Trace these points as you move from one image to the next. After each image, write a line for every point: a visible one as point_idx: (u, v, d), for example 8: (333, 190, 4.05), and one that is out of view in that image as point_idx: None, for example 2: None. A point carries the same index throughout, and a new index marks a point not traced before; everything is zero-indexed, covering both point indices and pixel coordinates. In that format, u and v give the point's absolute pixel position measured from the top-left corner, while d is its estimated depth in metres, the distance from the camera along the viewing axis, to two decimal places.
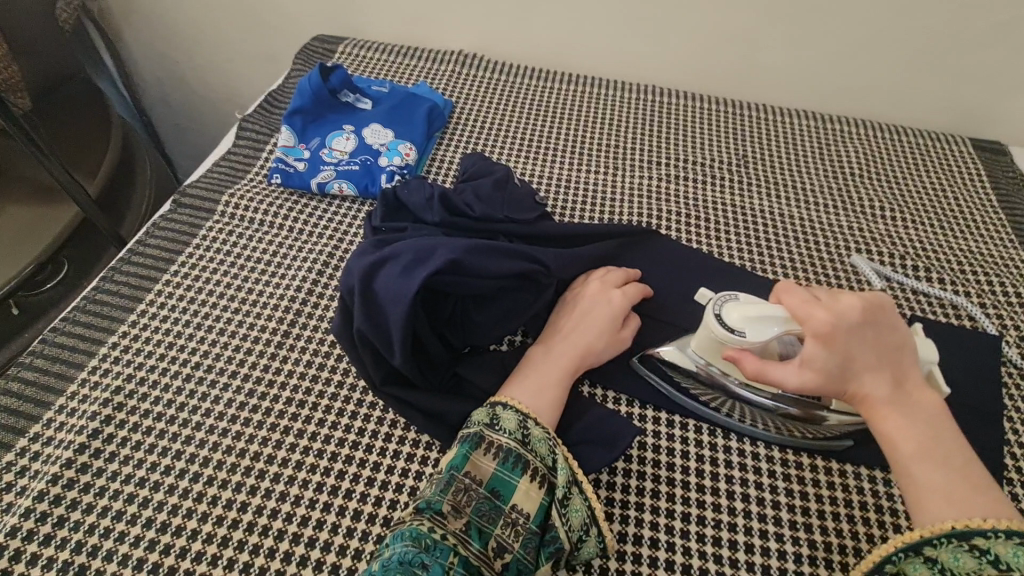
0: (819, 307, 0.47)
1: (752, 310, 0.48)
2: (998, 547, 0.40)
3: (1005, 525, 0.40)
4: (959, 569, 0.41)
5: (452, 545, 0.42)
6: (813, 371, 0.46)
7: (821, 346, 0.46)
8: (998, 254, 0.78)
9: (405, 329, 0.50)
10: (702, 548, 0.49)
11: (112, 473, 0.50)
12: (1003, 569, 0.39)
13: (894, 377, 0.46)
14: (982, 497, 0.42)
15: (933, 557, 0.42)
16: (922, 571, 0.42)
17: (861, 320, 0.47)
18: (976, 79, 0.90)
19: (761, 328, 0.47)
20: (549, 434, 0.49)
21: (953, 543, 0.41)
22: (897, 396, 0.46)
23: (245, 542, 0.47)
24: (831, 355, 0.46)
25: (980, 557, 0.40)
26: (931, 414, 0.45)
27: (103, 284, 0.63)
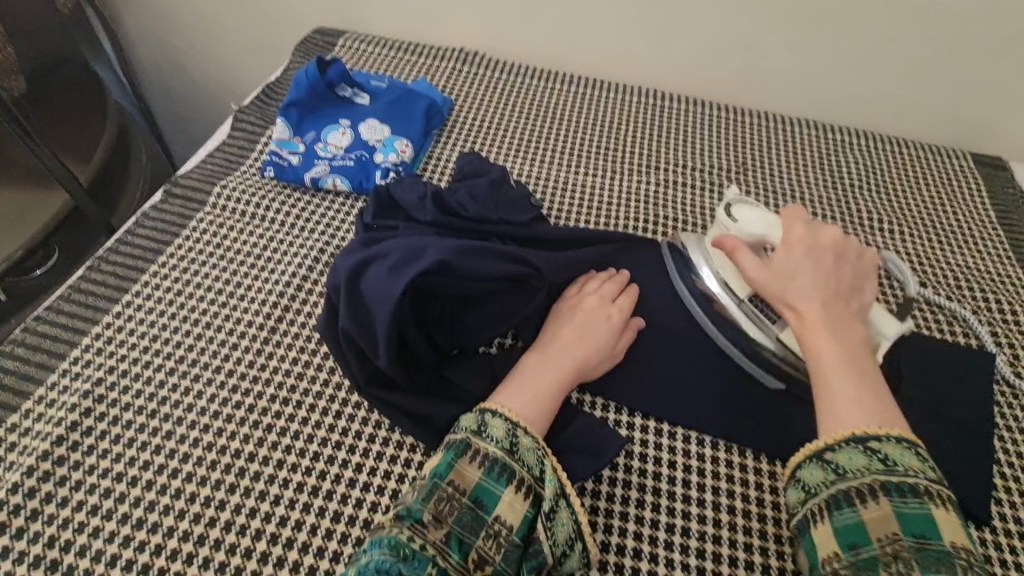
0: (797, 227, 0.54)
1: (758, 214, 0.58)
2: (889, 449, 0.42)
3: (897, 434, 0.43)
4: (852, 466, 0.43)
5: (432, 556, 0.41)
6: (767, 273, 0.52)
7: (784, 253, 0.52)
8: (994, 269, 0.77)
9: (392, 329, 0.50)
10: (686, 561, 0.49)
11: (88, 467, 0.49)
12: (889, 465, 0.42)
13: (835, 303, 0.50)
14: (885, 412, 0.45)
15: (832, 460, 0.44)
16: (817, 475, 0.44)
17: (825, 250, 0.52)
18: (978, 94, 0.90)
19: (753, 223, 0.57)
20: (537, 443, 0.48)
21: (852, 444, 0.43)
22: (830, 316, 0.49)
23: (222, 541, 0.46)
24: (786, 265, 0.52)
25: (873, 456, 0.42)
26: (859, 344, 0.49)
27: (89, 273, 0.62)
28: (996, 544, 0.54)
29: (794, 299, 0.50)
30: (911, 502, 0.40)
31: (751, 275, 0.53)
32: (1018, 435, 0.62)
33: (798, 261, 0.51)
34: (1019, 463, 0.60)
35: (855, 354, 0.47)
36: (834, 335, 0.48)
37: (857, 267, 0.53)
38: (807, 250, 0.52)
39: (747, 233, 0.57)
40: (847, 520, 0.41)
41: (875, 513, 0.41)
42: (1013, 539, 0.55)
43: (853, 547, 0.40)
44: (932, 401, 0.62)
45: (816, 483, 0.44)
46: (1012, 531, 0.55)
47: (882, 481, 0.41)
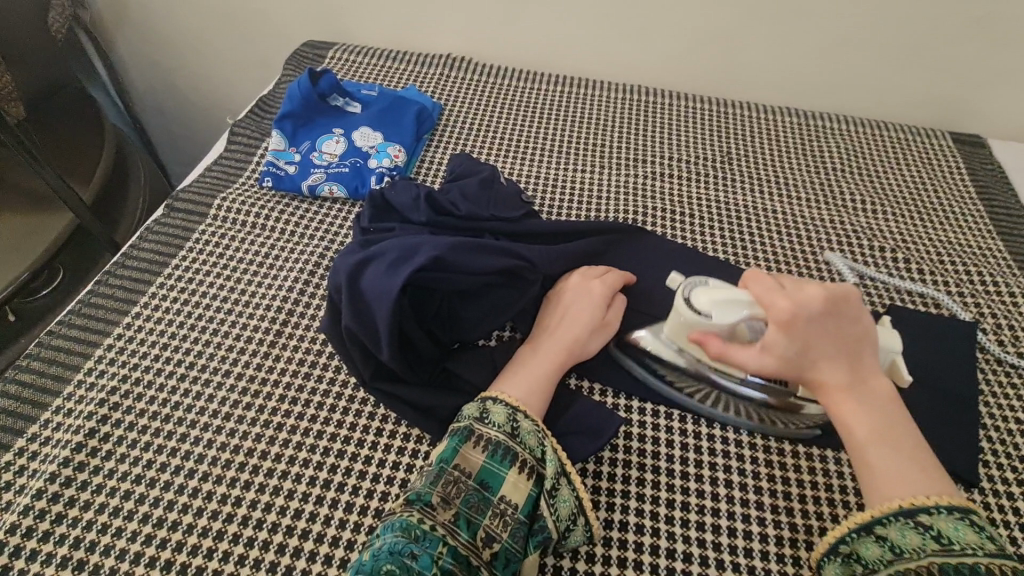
0: (781, 299, 0.50)
1: (722, 294, 0.52)
2: (942, 523, 0.43)
3: (947, 502, 0.43)
4: (905, 544, 0.43)
5: (442, 535, 0.44)
6: (774, 358, 0.49)
7: (782, 333, 0.49)
8: (976, 244, 0.80)
9: (392, 325, 0.52)
10: (687, 533, 0.51)
11: (108, 471, 0.51)
12: (946, 544, 0.42)
13: (852, 365, 0.49)
14: (930, 475, 0.45)
15: (885, 536, 0.44)
16: (874, 551, 0.44)
17: (821, 313, 0.49)
18: (952, 75, 0.92)
19: (728, 311, 0.51)
20: (538, 427, 0.50)
21: (901, 520, 0.44)
22: (852, 385, 0.48)
23: (240, 535, 0.48)
24: (791, 344, 0.49)
25: (925, 533, 0.43)
26: (885, 400, 0.48)
27: (98, 287, 0.64)
28: (985, 505, 0.56)
29: (812, 375, 0.49)
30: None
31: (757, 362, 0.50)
32: (1003, 400, 0.64)
33: (802, 336, 0.49)
34: (1006, 427, 0.62)
35: (886, 420, 0.47)
36: (862, 404, 0.48)
37: (857, 315, 0.50)
38: (805, 321, 0.49)
39: (724, 323, 0.51)
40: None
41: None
42: (1002, 499, 0.57)
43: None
44: (919, 372, 0.64)
45: (875, 560, 0.44)
46: (1001, 491, 0.57)
47: (939, 563, 0.41)
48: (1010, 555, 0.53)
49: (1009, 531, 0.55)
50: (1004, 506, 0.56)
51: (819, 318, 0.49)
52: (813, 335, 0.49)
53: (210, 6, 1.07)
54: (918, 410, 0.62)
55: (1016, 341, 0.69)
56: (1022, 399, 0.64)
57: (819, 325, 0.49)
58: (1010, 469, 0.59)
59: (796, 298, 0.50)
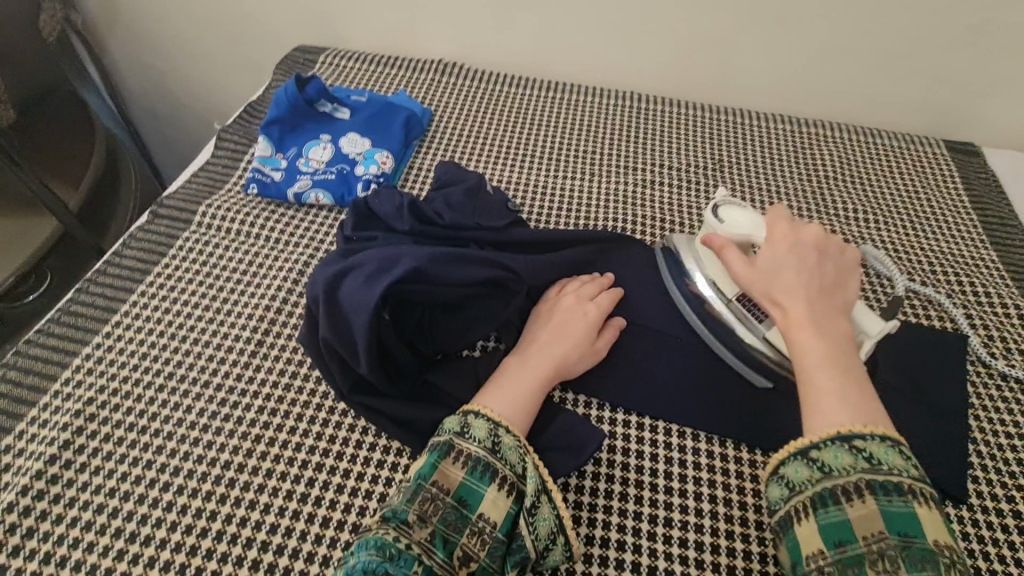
0: (780, 226, 0.54)
1: (743, 216, 0.58)
2: (874, 447, 0.43)
3: (882, 431, 0.44)
4: (837, 465, 0.43)
5: (417, 554, 0.43)
6: (752, 271, 0.52)
7: (767, 251, 0.52)
8: (968, 254, 0.79)
9: (370, 337, 0.51)
10: (668, 550, 0.50)
11: (82, 484, 0.50)
12: (875, 464, 0.43)
13: (822, 299, 0.50)
14: (870, 408, 0.45)
15: (818, 458, 0.44)
16: (803, 473, 0.45)
17: (808, 246, 0.52)
18: (946, 83, 0.92)
19: (742, 225, 0.57)
20: (519, 442, 0.49)
21: (837, 443, 0.44)
22: (816, 313, 0.49)
23: (213, 550, 0.47)
24: (770, 261, 0.52)
25: (858, 454, 0.43)
26: (846, 339, 0.49)
27: (78, 295, 0.64)
28: (973, 522, 0.55)
29: (780, 296, 0.50)
30: (896, 502, 0.41)
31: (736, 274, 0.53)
32: (993, 413, 0.63)
33: (784, 257, 0.52)
34: (995, 442, 0.61)
35: (841, 352, 0.48)
36: (820, 331, 0.48)
37: (840, 264, 0.53)
38: (791, 247, 0.52)
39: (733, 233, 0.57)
40: (835, 517, 0.42)
41: (862, 510, 0.42)
42: (991, 516, 0.56)
43: (840, 544, 0.41)
44: (908, 385, 0.64)
45: (802, 480, 0.45)
46: (990, 508, 0.56)
47: (867, 481, 0.42)
48: (998, 574, 0.52)
49: (997, 549, 0.54)
50: (992, 523, 0.55)
51: (806, 249, 0.52)
52: (796, 260, 0.51)
53: (202, 10, 1.07)
54: (907, 423, 0.61)
55: (1007, 353, 0.68)
56: (1012, 413, 0.63)
57: (804, 253, 0.52)
58: (999, 484, 0.58)
59: (794, 231, 0.54)
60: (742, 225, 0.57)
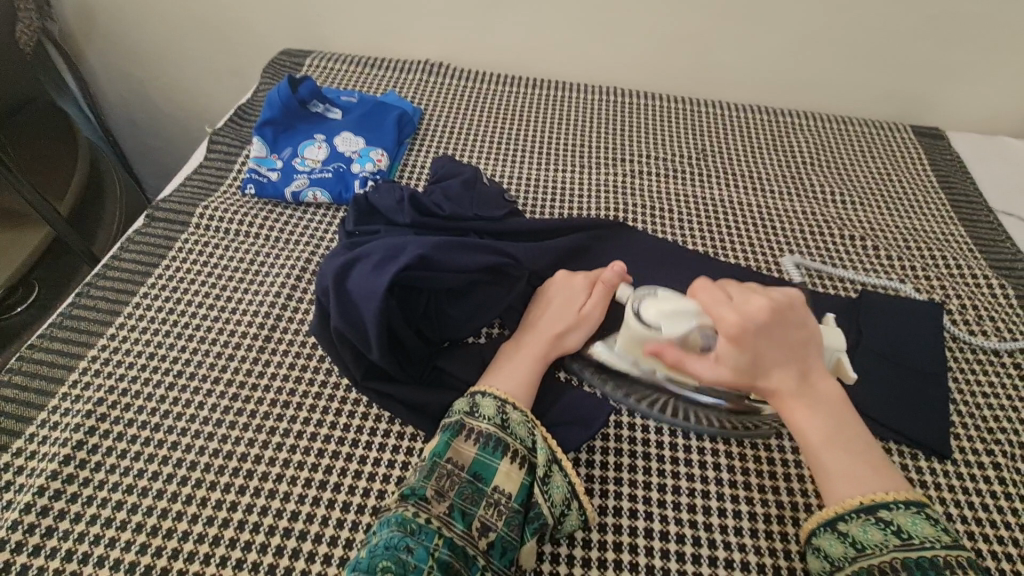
0: (727, 312, 0.50)
1: (670, 307, 0.53)
2: (900, 518, 0.45)
3: (903, 497, 0.46)
4: (870, 541, 0.45)
5: (437, 528, 0.44)
6: (728, 370, 0.50)
7: (732, 347, 0.49)
8: (938, 230, 0.84)
9: (381, 324, 0.52)
10: (678, 516, 0.52)
11: (99, 483, 0.50)
12: (906, 539, 0.44)
13: (801, 370, 0.50)
14: (879, 470, 0.48)
15: (848, 532, 0.46)
16: (839, 548, 0.46)
17: (767, 324, 0.49)
18: (910, 70, 0.97)
19: (675, 322, 0.52)
20: (527, 418, 0.51)
21: (862, 517, 0.46)
22: (802, 388, 0.50)
23: (237, 539, 0.48)
24: (742, 356, 0.49)
25: (886, 529, 0.45)
26: (834, 401, 0.50)
27: (80, 299, 0.64)
28: (958, 476, 0.59)
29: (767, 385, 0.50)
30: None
31: (712, 375, 0.50)
32: (969, 376, 0.67)
33: (751, 348, 0.49)
34: (973, 401, 0.65)
35: (836, 422, 0.49)
36: (809, 408, 0.49)
37: (799, 319, 0.51)
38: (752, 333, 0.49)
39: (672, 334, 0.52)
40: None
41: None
42: (973, 468, 0.60)
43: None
44: (891, 352, 0.67)
45: (839, 557, 0.46)
46: (971, 461, 0.60)
47: (902, 558, 0.44)
48: (982, 521, 0.56)
49: (979, 500, 0.58)
50: (974, 475, 0.59)
51: (766, 330, 0.49)
52: (764, 347, 0.49)
53: (184, 17, 1.07)
54: (892, 389, 0.64)
55: (980, 320, 0.73)
56: (987, 375, 0.67)
57: (766, 336, 0.49)
58: (978, 440, 0.62)
59: (742, 311, 0.50)
60: (676, 324, 0.52)
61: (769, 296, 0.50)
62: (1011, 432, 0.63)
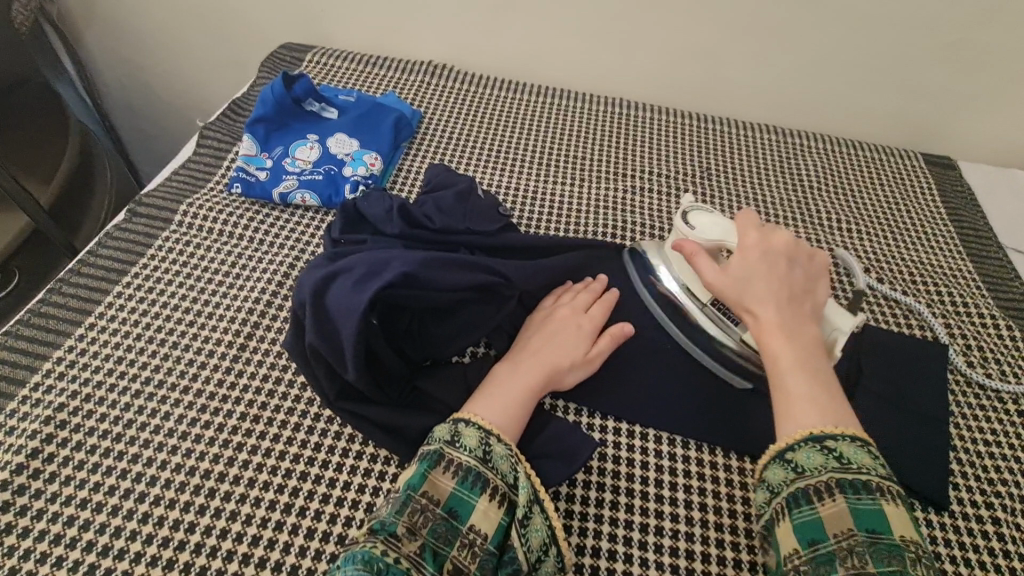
0: (752, 233, 0.55)
1: (714, 220, 0.59)
2: (844, 447, 0.44)
3: (851, 432, 0.45)
4: (810, 465, 0.44)
5: (406, 569, 0.42)
6: (725, 278, 0.53)
7: (739, 259, 0.53)
8: (946, 265, 0.81)
9: (358, 343, 0.50)
10: (660, 559, 0.50)
11: (51, 495, 0.48)
12: (845, 463, 0.44)
13: (792, 305, 0.52)
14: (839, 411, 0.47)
15: (792, 459, 0.45)
16: (780, 474, 0.46)
17: (778, 254, 0.53)
18: (923, 97, 0.94)
19: (712, 230, 0.58)
20: (510, 451, 0.48)
21: (809, 443, 0.45)
22: (786, 318, 0.51)
23: (191, 564, 0.45)
24: (742, 269, 0.53)
25: (829, 454, 0.44)
26: (813, 345, 0.50)
27: (50, 296, 0.61)
28: (955, 529, 0.57)
29: (752, 303, 0.52)
30: (864, 499, 0.42)
31: (711, 279, 0.54)
32: (971, 422, 0.65)
33: (753, 266, 0.53)
34: (974, 449, 0.62)
35: (811, 358, 0.49)
36: (790, 338, 0.50)
37: (810, 269, 0.55)
38: (762, 253, 0.53)
39: (705, 238, 0.57)
40: (806, 517, 0.43)
41: (832, 509, 0.42)
42: (970, 521, 0.57)
43: (812, 543, 0.42)
44: (890, 391, 0.65)
45: (779, 482, 0.45)
46: (970, 513, 0.58)
47: (837, 478, 0.43)
48: None
49: (976, 556, 0.55)
50: (972, 529, 0.57)
51: (773, 257, 0.54)
52: (765, 270, 0.53)
53: (183, 4, 1.04)
54: (891, 432, 0.62)
55: (985, 362, 0.70)
56: (989, 421, 0.65)
57: (772, 261, 0.53)
58: (977, 491, 0.59)
59: (761, 239, 0.55)
60: (712, 229, 0.58)
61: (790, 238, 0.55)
62: (1012, 484, 0.60)
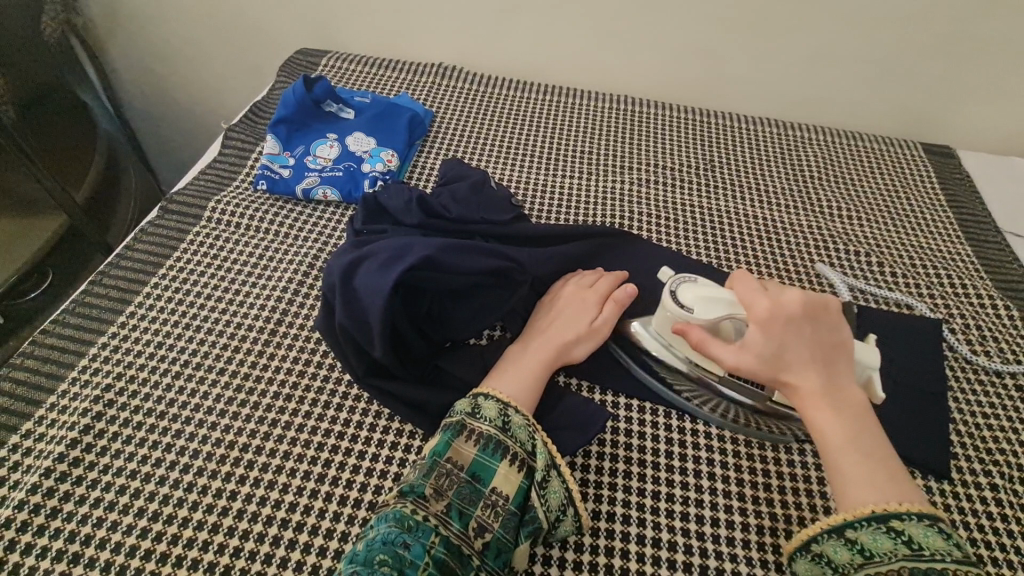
0: (761, 300, 0.51)
1: (705, 292, 0.54)
2: (912, 529, 0.44)
3: (915, 507, 0.45)
4: (877, 549, 0.45)
5: (435, 526, 0.45)
6: (750, 356, 0.50)
7: (760, 333, 0.50)
8: (945, 249, 0.83)
9: (384, 322, 0.53)
10: (671, 522, 0.53)
11: (103, 467, 0.51)
12: (915, 549, 0.44)
13: (828, 368, 0.50)
14: (896, 479, 0.47)
15: (855, 540, 0.46)
16: (844, 554, 0.46)
17: (798, 319, 0.50)
18: (920, 89, 0.97)
19: (708, 307, 0.53)
20: (528, 421, 0.51)
21: (873, 525, 0.45)
22: (825, 385, 0.49)
23: (235, 528, 0.49)
24: (765, 343, 0.50)
25: (896, 538, 0.44)
26: (857, 407, 0.49)
27: (92, 288, 0.65)
28: (954, 495, 0.59)
29: (788, 375, 0.50)
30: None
31: (732, 362, 0.51)
32: (970, 396, 0.67)
33: (779, 337, 0.50)
34: (972, 421, 0.65)
35: (858, 425, 0.48)
36: (835, 408, 0.49)
37: (831, 322, 0.51)
38: (782, 322, 0.50)
39: (706, 318, 0.53)
40: None
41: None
42: (969, 489, 0.60)
43: None
44: (889, 368, 0.67)
45: (845, 564, 0.46)
46: (968, 481, 0.60)
47: (910, 567, 0.43)
48: (977, 542, 0.56)
49: (974, 520, 0.57)
50: (970, 496, 0.59)
51: (796, 323, 0.50)
52: (791, 338, 0.50)
53: (204, 13, 1.09)
54: (891, 407, 0.64)
55: (983, 341, 0.73)
56: (987, 395, 0.67)
57: (796, 328, 0.50)
58: (975, 460, 0.62)
59: (777, 303, 0.51)
60: (712, 307, 0.53)
61: (803, 295, 0.51)
62: (1010, 454, 0.62)
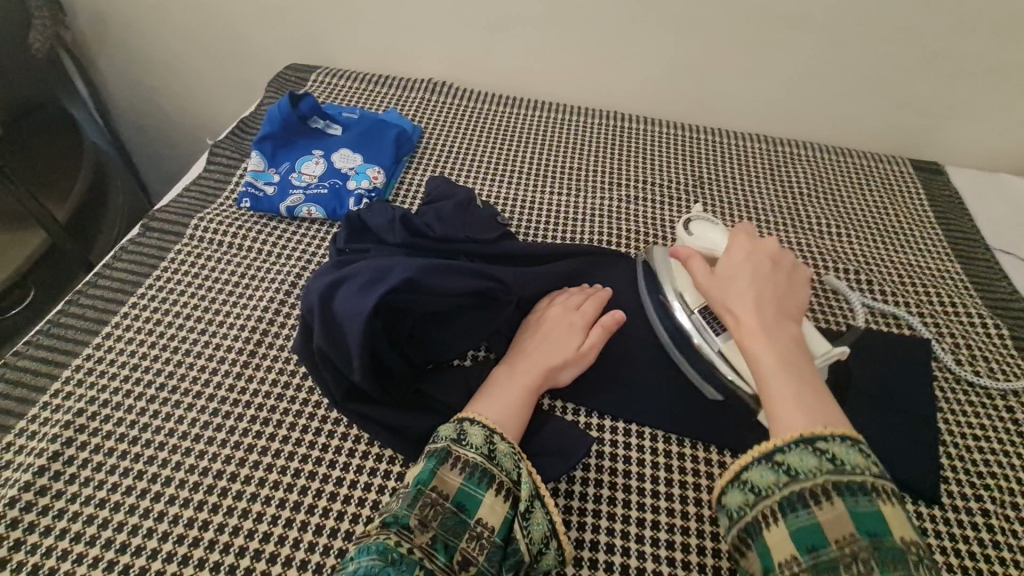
0: (738, 245, 0.57)
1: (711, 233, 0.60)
2: (835, 448, 0.43)
3: (841, 432, 0.44)
4: (804, 468, 0.43)
5: (418, 559, 0.43)
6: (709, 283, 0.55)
7: (725, 264, 0.55)
8: (934, 267, 0.83)
9: (363, 345, 0.52)
10: (656, 553, 0.51)
11: (71, 496, 0.50)
12: (839, 465, 0.42)
13: (775, 312, 0.52)
14: (829, 415, 0.46)
15: (783, 461, 0.44)
16: (769, 477, 0.44)
17: (763, 262, 0.55)
18: (907, 106, 0.97)
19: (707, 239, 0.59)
20: (514, 449, 0.50)
21: (801, 447, 0.44)
22: (766, 321, 0.51)
23: (205, 559, 0.47)
24: (726, 274, 0.54)
25: (823, 457, 0.43)
26: (795, 348, 0.50)
27: (67, 307, 0.64)
28: (946, 521, 0.58)
29: (730, 302, 0.53)
30: (862, 501, 0.41)
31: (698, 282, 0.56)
32: (961, 418, 0.66)
33: (738, 273, 0.54)
34: (964, 443, 0.64)
35: (791, 359, 0.49)
36: (770, 340, 0.50)
37: (796, 280, 0.55)
38: (748, 261, 0.55)
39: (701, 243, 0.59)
40: (803, 522, 0.41)
41: (830, 513, 0.41)
42: (960, 514, 0.58)
43: (811, 549, 0.40)
44: (878, 389, 0.67)
45: (768, 485, 0.44)
46: (960, 506, 0.59)
47: (833, 482, 0.42)
48: (969, 570, 0.55)
49: (967, 547, 0.56)
50: (963, 521, 0.58)
51: (758, 265, 0.54)
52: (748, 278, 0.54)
53: (194, 28, 1.09)
54: (882, 428, 0.64)
55: (973, 360, 0.72)
56: (978, 416, 0.67)
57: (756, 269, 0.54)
58: (967, 484, 0.61)
59: (751, 251, 0.56)
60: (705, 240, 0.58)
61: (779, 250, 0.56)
62: (1001, 477, 0.61)
